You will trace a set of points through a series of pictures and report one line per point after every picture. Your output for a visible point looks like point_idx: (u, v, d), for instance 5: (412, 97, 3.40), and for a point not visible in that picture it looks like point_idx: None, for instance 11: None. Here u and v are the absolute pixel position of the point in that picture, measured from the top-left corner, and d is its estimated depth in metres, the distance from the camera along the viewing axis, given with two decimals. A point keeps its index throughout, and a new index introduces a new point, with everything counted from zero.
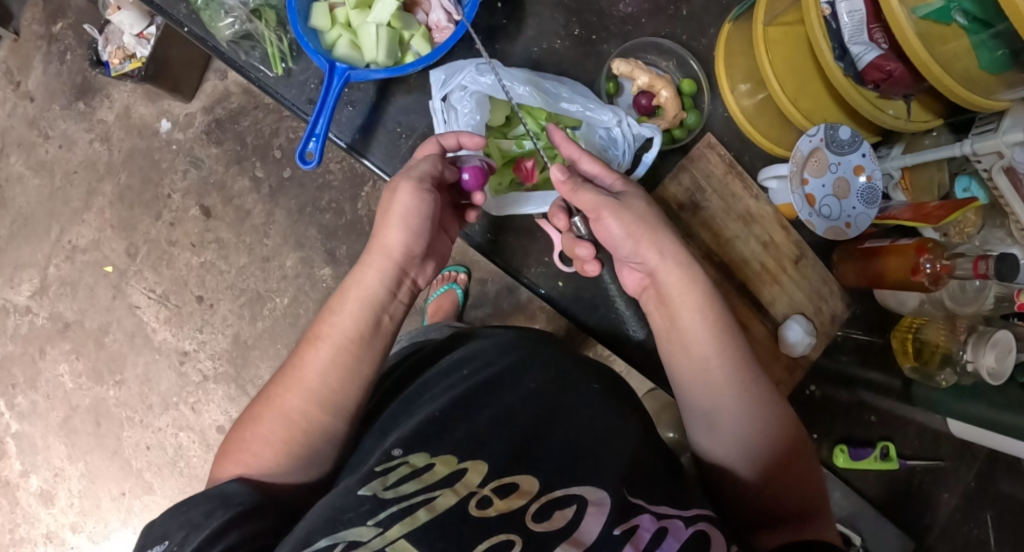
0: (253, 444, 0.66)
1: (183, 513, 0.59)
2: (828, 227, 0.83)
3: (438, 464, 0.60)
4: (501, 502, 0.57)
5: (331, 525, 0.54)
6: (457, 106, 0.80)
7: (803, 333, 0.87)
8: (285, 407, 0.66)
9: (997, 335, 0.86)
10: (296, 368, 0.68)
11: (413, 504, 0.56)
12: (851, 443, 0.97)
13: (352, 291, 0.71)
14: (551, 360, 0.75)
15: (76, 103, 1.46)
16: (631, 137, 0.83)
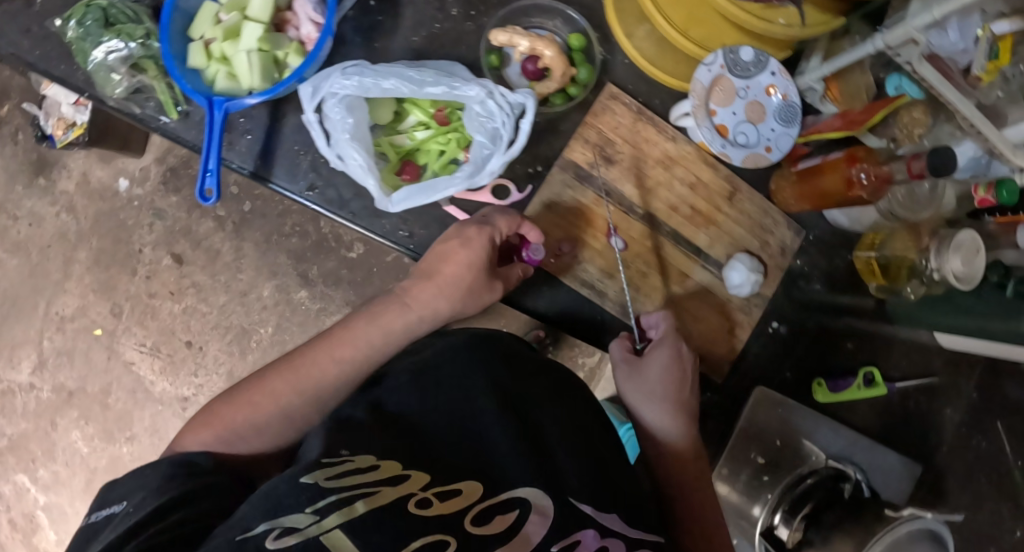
0: (238, 423, 0.69)
1: (139, 481, 0.59)
2: (748, 156, 0.77)
3: (382, 465, 0.56)
4: (439, 504, 0.54)
5: (271, 510, 0.49)
6: (329, 114, 0.79)
7: (747, 273, 0.82)
8: (282, 400, 0.70)
9: (958, 237, 0.78)
10: (309, 373, 0.72)
11: (352, 495, 0.51)
12: (830, 376, 0.93)
13: (365, 316, 0.75)
14: (510, 352, 0.73)
15: (36, 180, 1.49)
16: (506, 107, 0.77)
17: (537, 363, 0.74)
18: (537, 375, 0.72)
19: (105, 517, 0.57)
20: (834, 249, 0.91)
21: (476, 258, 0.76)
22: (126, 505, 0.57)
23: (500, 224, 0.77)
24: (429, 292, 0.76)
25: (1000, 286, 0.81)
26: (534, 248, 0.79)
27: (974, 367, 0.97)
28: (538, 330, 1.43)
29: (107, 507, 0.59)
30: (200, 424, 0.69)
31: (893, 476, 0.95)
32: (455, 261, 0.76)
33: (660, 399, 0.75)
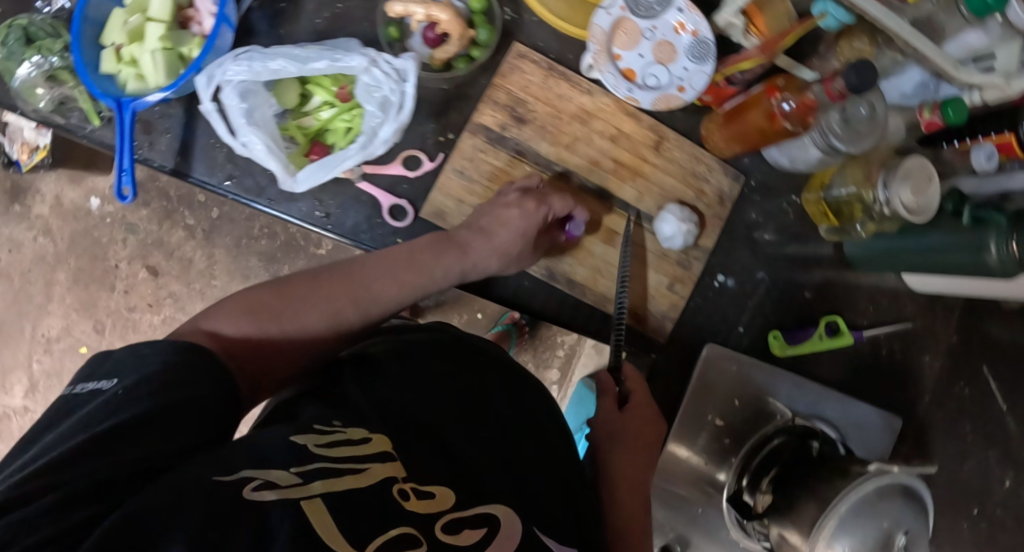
0: (289, 311, 0.68)
1: (138, 362, 0.56)
2: (658, 99, 0.74)
3: (375, 441, 0.58)
4: (415, 501, 0.54)
5: (257, 459, 0.52)
6: (226, 100, 0.78)
7: (679, 223, 0.78)
8: (335, 303, 0.70)
9: (905, 164, 0.72)
10: (370, 289, 0.72)
11: (336, 469, 0.53)
12: (788, 328, 0.87)
13: (421, 254, 0.75)
14: (492, 370, 0.75)
15: (10, 206, 1.50)
16: (392, 73, 0.78)
17: (519, 382, 0.76)
18: (518, 394, 0.74)
19: (89, 391, 0.55)
20: (779, 193, 0.86)
21: (524, 227, 0.75)
22: (120, 385, 0.54)
23: (556, 203, 0.77)
24: (476, 237, 0.77)
25: (955, 214, 0.74)
26: (575, 223, 0.80)
27: (950, 308, 0.91)
28: (511, 312, 1.39)
29: (95, 380, 0.56)
30: (239, 307, 0.66)
31: (869, 432, 0.89)
32: (508, 227, 0.76)
33: (633, 448, 0.78)
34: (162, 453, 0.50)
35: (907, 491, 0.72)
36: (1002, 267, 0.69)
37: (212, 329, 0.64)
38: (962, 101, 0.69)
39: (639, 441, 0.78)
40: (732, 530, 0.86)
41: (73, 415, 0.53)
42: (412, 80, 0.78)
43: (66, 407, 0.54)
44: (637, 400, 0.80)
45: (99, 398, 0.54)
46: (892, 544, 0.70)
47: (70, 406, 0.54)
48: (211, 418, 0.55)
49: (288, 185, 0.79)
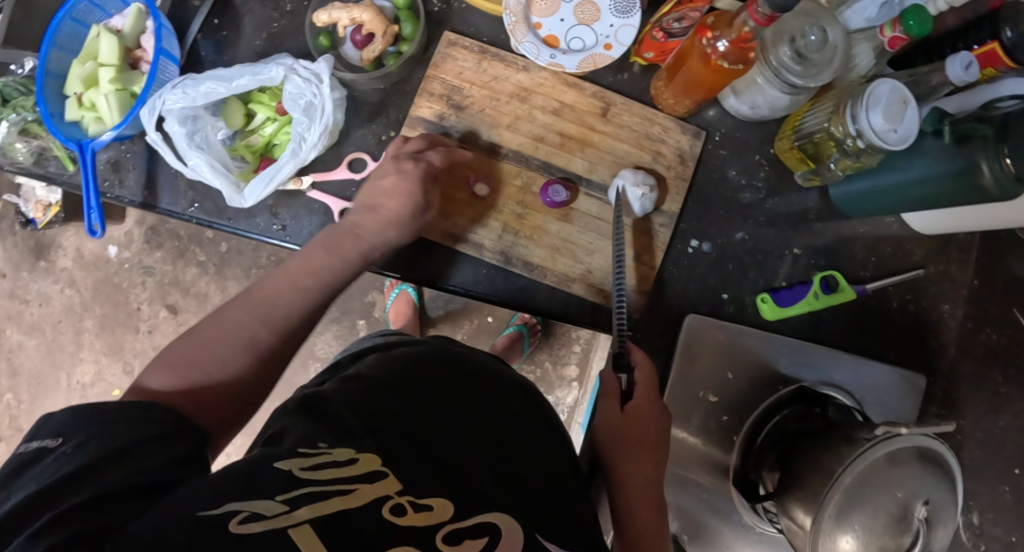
0: (209, 356, 0.63)
1: (87, 419, 0.53)
2: (585, 60, 0.77)
3: (361, 460, 0.53)
4: (409, 516, 0.50)
5: (242, 492, 0.48)
6: (170, 128, 0.78)
7: (633, 188, 0.76)
8: (248, 330, 0.66)
9: (873, 88, 0.66)
10: (272, 306, 0.68)
11: (325, 491, 0.49)
12: (776, 289, 0.80)
13: (315, 257, 0.72)
14: (482, 374, 0.69)
15: (38, 263, 1.57)
16: (312, 77, 0.78)
17: (510, 386, 0.70)
18: (512, 398, 0.68)
19: (37, 450, 0.51)
20: (749, 147, 0.82)
21: (412, 188, 0.74)
22: (71, 444, 0.51)
23: (431, 154, 0.75)
24: (367, 217, 0.75)
25: (936, 134, 0.68)
26: (555, 189, 0.77)
27: (965, 250, 0.80)
28: (521, 312, 1.33)
29: (41, 440, 0.52)
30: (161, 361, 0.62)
31: (892, 394, 0.80)
32: (393, 196, 0.74)
33: (640, 451, 0.70)
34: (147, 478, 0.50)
35: (925, 454, 0.65)
36: (998, 185, 0.63)
37: (144, 387, 0.60)
38: (924, 11, 0.64)
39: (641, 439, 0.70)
40: (746, 515, 0.79)
41: (28, 475, 0.49)
42: (329, 82, 0.78)
43: (14, 466, 0.50)
44: (639, 398, 0.72)
45: (50, 458, 0.50)
46: (911, 515, 0.62)
47: (20, 466, 0.50)
48: (175, 444, 0.54)
49: (237, 201, 0.79)
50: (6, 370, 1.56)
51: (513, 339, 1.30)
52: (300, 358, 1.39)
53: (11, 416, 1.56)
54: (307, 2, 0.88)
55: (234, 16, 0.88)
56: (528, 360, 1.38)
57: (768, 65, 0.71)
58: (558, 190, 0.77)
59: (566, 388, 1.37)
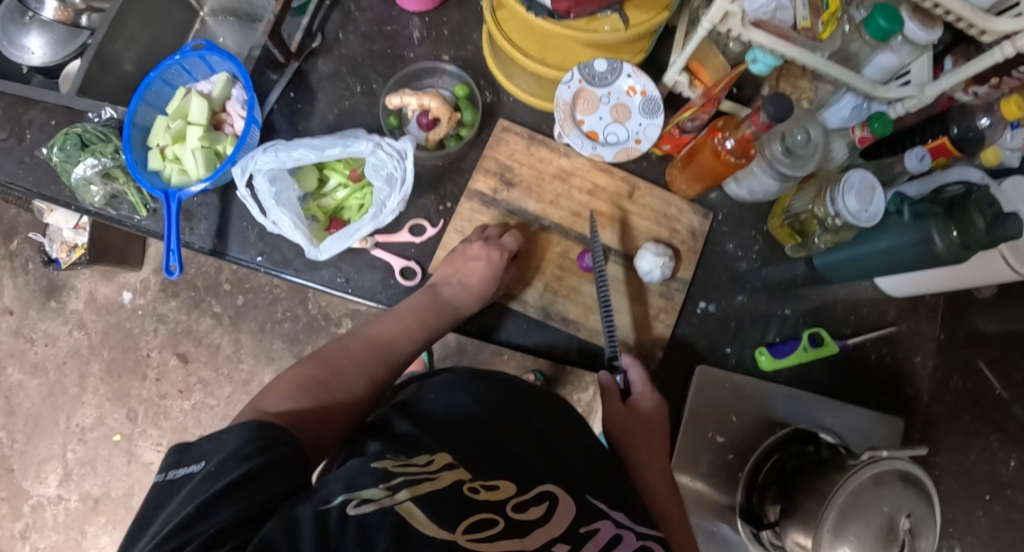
0: (343, 378, 0.76)
1: (220, 443, 0.59)
2: (619, 152, 0.90)
3: (438, 458, 0.62)
4: (484, 492, 0.59)
5: (350, 485, 0.56)
6: (258, 185, 0.89)
7: (655, 258, 0.91)
8: (369, 364, 0.79)
9: (846, 177, 0.82)
10: (388, 345, 0.82)
11: (417, 478, 0.58)
12: (771, 344, 0.94)
13: (420, 313, 0.86)
14: (517, 386, 0.79)
15: (49, 303, 1.61)
16: (396, 154, 0.91)
17: (541, 394, 0.80)
18: (545, 406, 0.78)
19: (182, 476, 0.58)
20: (746, 224, 0.98)
21: (489, 269, 0.86)
22: (207, 467, 0.57)
23: (507, 242, 0.89)
24: (459, 291, 0.87)
25: (898, 213, 0.84)
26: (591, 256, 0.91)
27: (932, 309, 0.98)
28: (528, 372, 1.41)
29: (183, 467, 0.59)
30: (293, 386, 0.72)
31: (869, 439, 0.94)
32: (474, 274, 0.86)
33: (647, 437, 0.82)
34: (273, 494, 0.55)
35: (904, 476, 0.77)
36: (949, 251, 0.79)
37: (276, 408, 0.68)
38: (885, 117, 0.82)
39: (642, 421, 0.83)
40: (751, 547, 0.91)
41: (173, 498, 0.56)
42: (412, 158, 0.91)
43: (161, 495, 0.58)
44: (640, 399, 0.84)
45: (194, 481, 0.57)
46: (896, 527, 0.74)
47: (166, 491, 0.58)
48: (290, 469, 0.59)
49: (313, 254, 0.90)
50: (4, 409, 1.57)
51: None
52: None
53: (4, 455, 1.56)
54: (374, 85, 1.02)
55: (308, 93, 1.02)
56: None
57: (763, 159, 0.87)
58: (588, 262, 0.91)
59: None
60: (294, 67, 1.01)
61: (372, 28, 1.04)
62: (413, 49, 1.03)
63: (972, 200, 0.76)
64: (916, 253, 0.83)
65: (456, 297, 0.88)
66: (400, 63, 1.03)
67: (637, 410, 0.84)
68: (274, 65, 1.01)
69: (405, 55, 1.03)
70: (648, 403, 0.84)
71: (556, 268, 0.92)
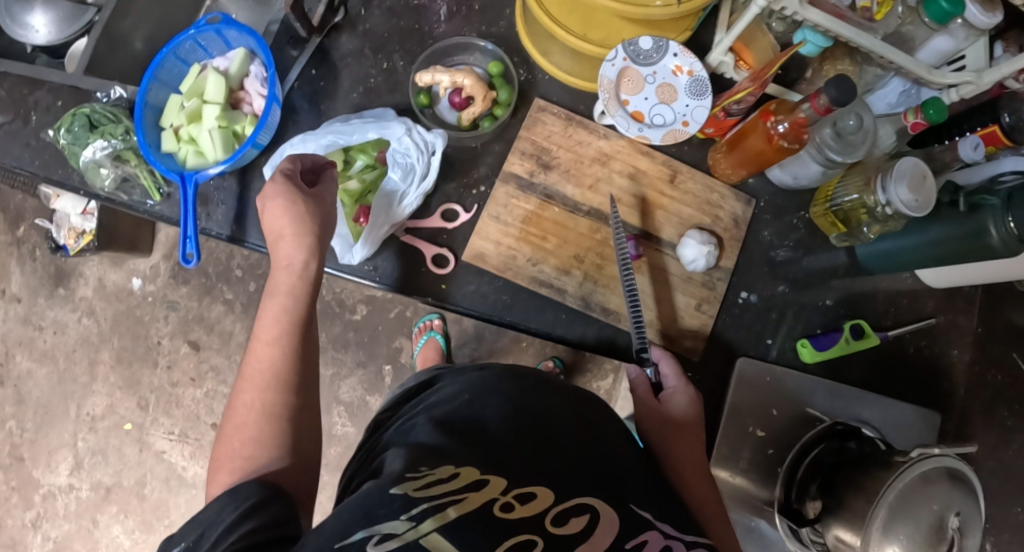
0: (240, 429, 0.67)
1: (198, 518, 0.59)
2: (666, 134, 0.87)
3: (464, 473, 0.59)
4: (519, 508, 0.57)
5: (369, 517, 0.54)
6: None
7: (699, 246, 0.88)
8: (257, 401, 0.68)
9: (899, 164, 0.80)
10: (264, 365, 0.71)
11: (441, 503, 0.55)
12: (813, 335, 0.91)
13: (282, 294, 0.76)
14: (548, 385, 0.75)
15: (57, 291, 1.58)
16: (422, 144, 0.88)
17: (572, 392, 0.76)
18: (581, 404, 0.74)
19: None
20: (788, 211, 0.94)
21: (290, 198, 0.78)
22: (192, 544, 0.58)
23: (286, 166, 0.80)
24: (294, 244, 0.78)
25: (953, 204, 0.82)
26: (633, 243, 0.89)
27: (970, 301, 0.93)
28: (547, 359, 1.38)
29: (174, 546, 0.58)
30: (213, 466, 0.67)
31: (912, 431, 0.91)
32: (282, 212, 0.78)
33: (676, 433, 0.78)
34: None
35: (952, 474, 0.76)
36: (1005, 244, 0.77)
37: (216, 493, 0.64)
38: (940, 103, 0.79)
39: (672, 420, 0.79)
40: (789, 543, 0.89)
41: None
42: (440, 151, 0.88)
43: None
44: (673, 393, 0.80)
45: None
46: (946, 525, 0.73)
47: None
48: (272, 507, 0.60)
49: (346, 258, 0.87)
50: (12, 398, 1.55)
51: None
52: (325, 399, 1.46)
53: (13, 445, 1.54)
54: (401, 62, 0.98)
55: (332, 70, 0.99)
56: None
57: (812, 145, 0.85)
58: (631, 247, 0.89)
59: None
60: (316, 43, 0.98)
61: (398, 3, 1.00)
62: (441, 25, 0.99)
63: None
64: (966, 247, 0.81)
65: (295, 237, 0.78)
66: (427, 39, 0.99)
67: (670, 408, 0.79)
68: (293, 41, 0.98)
69: (433, 31, 0.99)
70: (680, 401, 0.80)
71: (594, 257, 0.89)
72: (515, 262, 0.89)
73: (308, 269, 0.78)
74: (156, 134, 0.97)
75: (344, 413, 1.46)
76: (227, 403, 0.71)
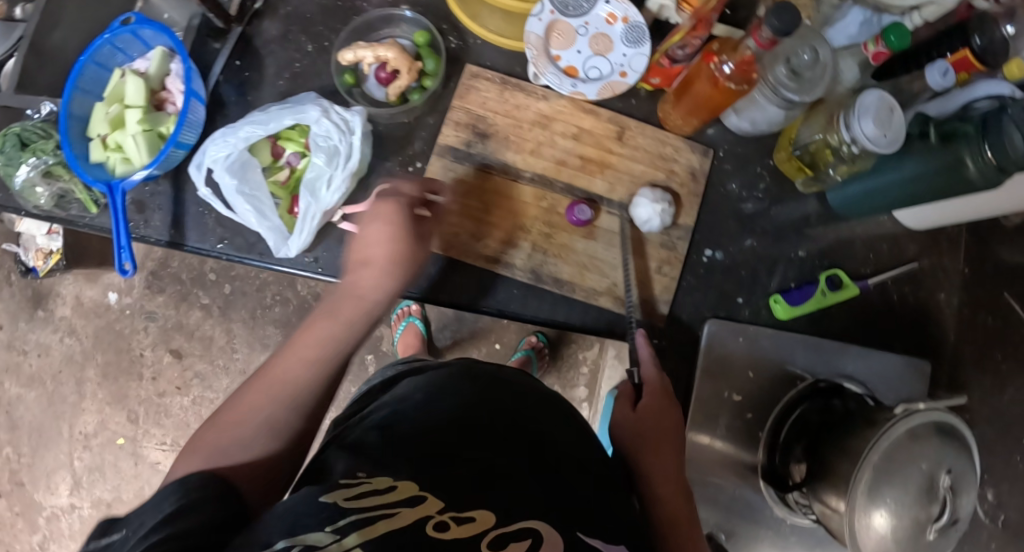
0: (239, 436, 0.63)
1: (138, 510, 0.54)
2: (603, 87, 0.83)
3: (401, 486, 0.55)
4: (454, 528, 0.52)
5: (293, 526, 0.50)
6: (220, 178, 0.83)
7: (652, 204, 0.82)
8: (269, 411, 0.65)
9: (860, 99, 0.73)
10: (291, 380, 0.67)
11: (371, 516, 0.51)
12: (787, 289, 0.86)
13: (333, 312, 0.72)
14: (510, 391, 0.71)
15: (36, 313, 1.56)
16: (341, 124, 0.83)
17: (534, 397, 0.71)
18: (542, 412, 0.70)
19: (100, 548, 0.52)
20: (751, 160, 0.88)
21: (393, 231, 0.74)
22: (124, 536, 0.52)
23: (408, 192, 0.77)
24: (375, 272, 0.74)
25: (922, 135, 0.76)
26: (581, 208, 0.82)
27: (954, 241, 0.87)
28: (530, 335, 1.34)
29: (106, 536, 0.53)
30: (189, 448, 0.63)
31: (902, 383, 0.85)
32: (375, 240, 0.74)
33: (646, 429, 0.75)
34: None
35: (941, 428, 0.69)
36: (982, 175, 0.70)
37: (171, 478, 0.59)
38: (903, 27, 0.72)
39: (657, 417, 0.75)
40: (776, 507, 0.85)
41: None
42: (360, 131, 0.83)
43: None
44: (649, 400, 0.76)
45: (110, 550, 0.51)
46: (936, 485, 0.66)
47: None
48: (214, 506, 0.54)
49: (281, 251, 0.84)
50: (5, 424, 1.54)
51: (521, 363, 1.29)
52: None
53: (12, 470, 1.54)
54: (326, 43, 0.92)
55: (255, 59, 0.93)
56: None
57: (764, 85, 0.78)
58: (582, 212, 0.82)
59: (576, 408, 1.35)
60: (237, 33, 0.93)
61: None
62: None
63: (1007, 113, 0.67)
64: (946, 190, 0.76)
65: (374, 260, 0.74)
66: (352, 14, 0.93)
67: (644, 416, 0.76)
68: (214, 33, 0.93)
69: (357, 5, 0.93)
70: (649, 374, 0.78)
71: (545, 228, 0.83)
72: (458, 241, 0.83)
73: (374, 309, 0.73)
74: (84, 145, 0.93)
75: (332, 409, 1.44)
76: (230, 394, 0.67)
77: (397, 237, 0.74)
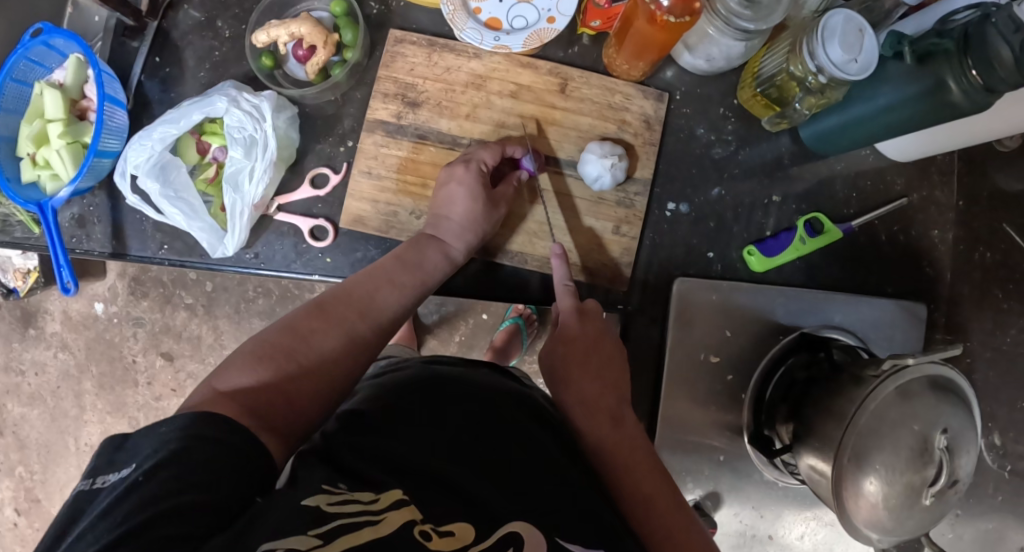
0: (313, 343, 0.62)
1: (154, 435, 0.49)
2: (529, 37, 0.76)
3: (386, 495, 0.48)
4: (439, 539, 0.46)
5: (276, 529, 0.43)
6: (145, 186, 0.79)
7: (601, 161, 0.76)
8: (349, 323, 0.66)
9: (823, 20, 0.64)
10: (372, 302, 0.68)
11: (354, 522, 0.45)
12: (761, 239, 0.79)
13: (409, 264, 0.73)
14: (484, 388, 0.65)
15: (28, 332, 1.44)
16: (253, 112, 0.78)
17: (505, 393, 0.65)
18: (519, 406, 0.64)
19: (110, 482, 0.47)
20: (712, 102, 0.81)
21: (469, 192, 0.74)
22: (138, 472, 0.46)
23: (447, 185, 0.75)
24: (456, 235, 0.75)
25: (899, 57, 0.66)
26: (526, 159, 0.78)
27: (945, 172, 0.79)
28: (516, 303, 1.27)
29: (113, 472, 0.48)
30: (254, 355, 0.59)
31: (895, 327, 0.79)
32: (458, 201, 0.75)
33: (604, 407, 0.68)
34: (190, 537, 0.43)
35: (936, 383, 0.62)
36: (969, 98, 0.61)
37: (232, 385, 0.56)
38: None
39: (606, 385, 0.68)
40: (767, 471, 0.81)
41: (92, 512, 0.45)
42: (271, 115, 0.78)
43: (79, 505, 0.46)
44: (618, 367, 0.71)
45: (120, 491, 0.46)
46: (930, 447, 0.59)
47: (83, 503, 0.46)
48: (242, 461, 0.49)
49: (219, 250, 0.80)
50: (14, 444, 1.45)
51: (509, 334, 1.25)
52: None
53: (26, 488, 1.45)
54: (244, 26, 0.86)
55: (174, 52, 0.86)
56: (529, 351, 1.31)
57: (717, 15, 0.70)
58: (525, 166, 0.78)
59: None
60: (153, 28, 0.86)
61: None
62: None
63: (990, 23, 0.58)
64: (927, 116, 0.66)
65: (465, 224, 0.75)
66: None
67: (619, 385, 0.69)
68: (129, 31, 0.85)
69: None
70: (570, 319, 0.72)
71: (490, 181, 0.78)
72: (398, 219, 0.80)
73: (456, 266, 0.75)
74: (15, 166, 0.88)
75: None
76: (296, 309, 0.66)
77: (479, 208, 0.75)
